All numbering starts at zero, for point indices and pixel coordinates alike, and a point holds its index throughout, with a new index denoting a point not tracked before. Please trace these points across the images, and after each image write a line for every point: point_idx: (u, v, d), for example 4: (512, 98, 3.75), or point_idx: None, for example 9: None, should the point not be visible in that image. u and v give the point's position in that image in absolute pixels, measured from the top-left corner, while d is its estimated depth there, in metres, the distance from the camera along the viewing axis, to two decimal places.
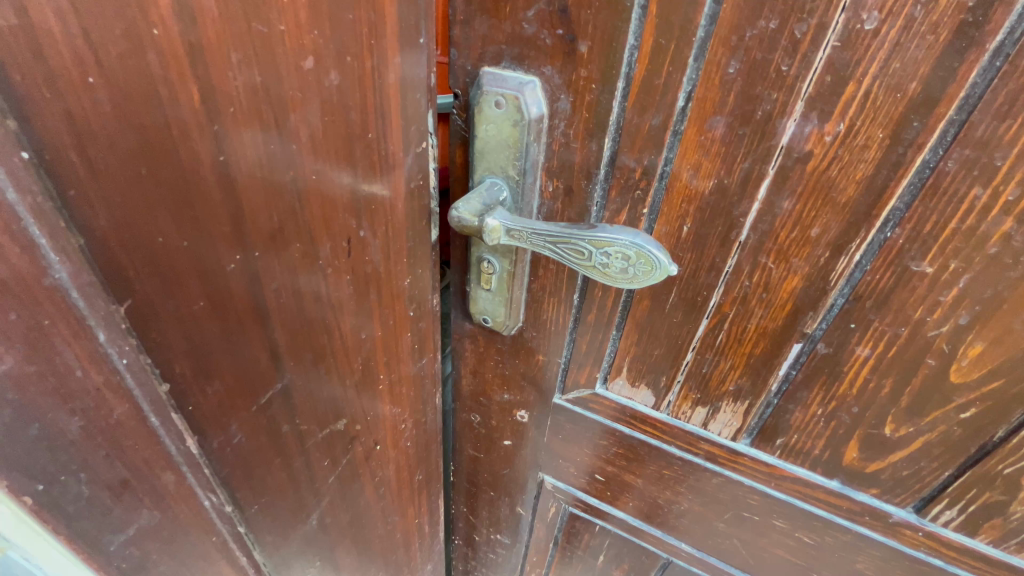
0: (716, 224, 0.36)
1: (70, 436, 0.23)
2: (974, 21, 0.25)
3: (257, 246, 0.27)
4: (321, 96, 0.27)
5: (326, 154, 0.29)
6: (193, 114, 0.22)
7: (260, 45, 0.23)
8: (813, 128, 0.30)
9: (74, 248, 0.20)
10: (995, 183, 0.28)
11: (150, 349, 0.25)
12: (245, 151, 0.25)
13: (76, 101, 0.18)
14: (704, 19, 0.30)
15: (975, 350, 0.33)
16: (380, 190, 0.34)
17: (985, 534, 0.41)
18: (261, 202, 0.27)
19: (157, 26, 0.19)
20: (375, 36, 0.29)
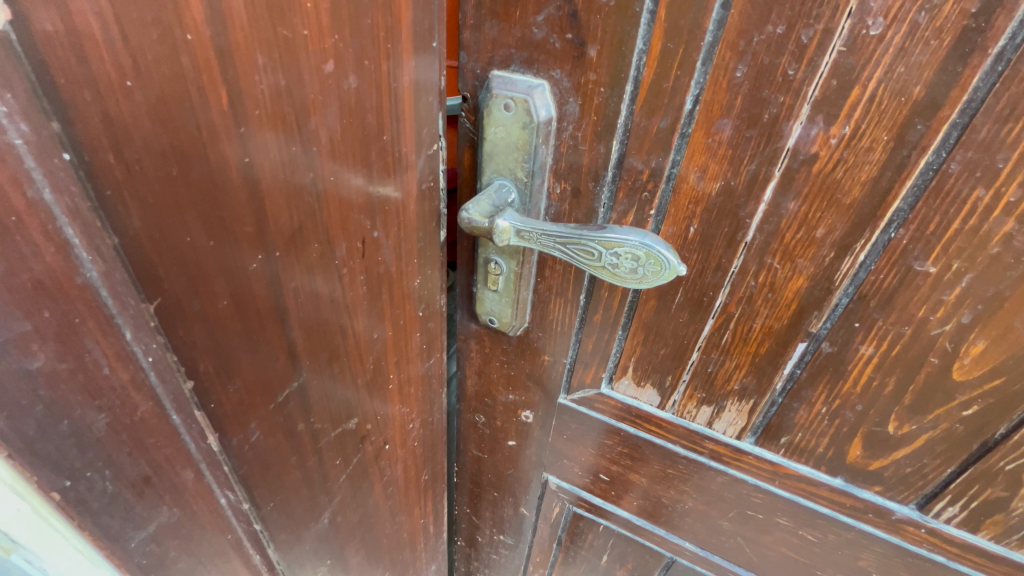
0: (723, 225, 0.37)
1: (97, 432, 0.23)
2: (977, 27, 0.26)
3: (278, 246, 0.28)
4: (340, 99, 0.28)
5: (344, 156, 0.30)
6: (221, 116, 0.22)
7: (284, 50, 0.24)
8: (819, 130, 0.31)
9: (108, 248, 0.21)
10: (997, 184, 0.29)
11: (175, 348, 0.25)
12: (268, 153, 0.25)
13: (114, 103, 0.19)
14: (712, 25, 0.30)
15: (977, 348, 0.34)
16: (393, 192, 0.35)
17: (987, 530, 0.41)
18: (282, 204, 0.27)
19: (190, 32, 0.20)
20: (392, 40, 0.29)
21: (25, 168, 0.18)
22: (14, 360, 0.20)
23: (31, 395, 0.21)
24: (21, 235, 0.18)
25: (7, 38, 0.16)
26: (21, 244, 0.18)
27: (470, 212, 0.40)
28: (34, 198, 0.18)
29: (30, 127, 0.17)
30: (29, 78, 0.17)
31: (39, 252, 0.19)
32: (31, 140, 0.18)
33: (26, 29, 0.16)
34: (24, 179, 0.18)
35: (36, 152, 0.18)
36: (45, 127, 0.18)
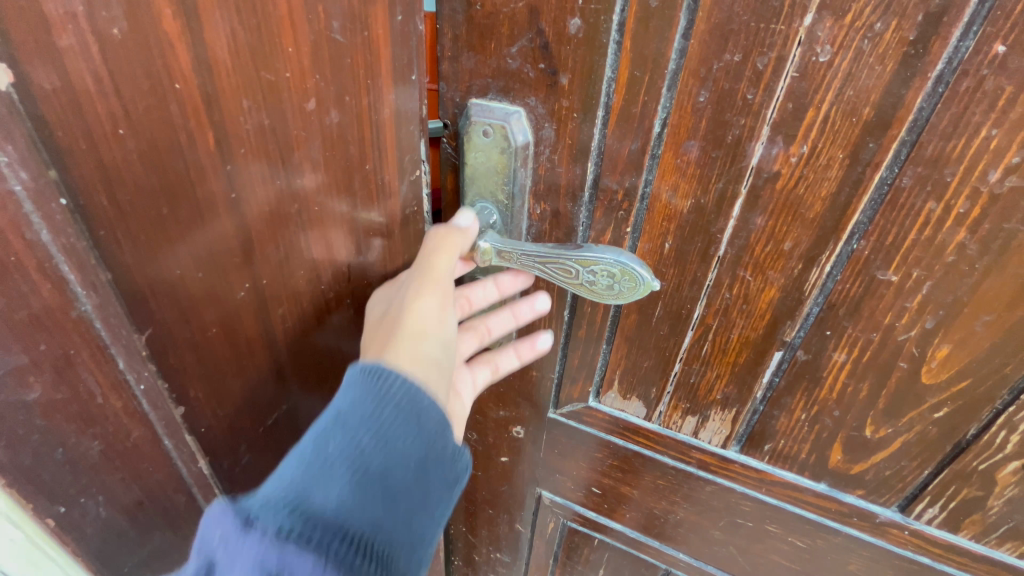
0: (696, 240, 0.38)
1: (91, 459, 0.25)
2: (916, 53, 0.27)
3: (265, 274, 0.30)
4: (322, 133, 0.29)
5: (327, 188, 0.31)
6: (208, 156, 0.24)
7: (268, 91, 0.26)
8: (780, 150, 0.33)
9: (102, 283, 0.23)
10: (947, 198, 0.30)
11: (165, 375, 0.27)
12: (254, 186, 0.27)
13: (107, 150, 0.21)
14: (675, 53, 0.32)
15: (942, 352, 0.35)
16: (376, 217, 0.36)
17: (967, 530, 0.42)
18: (269, 233, 0.29)
19: (179, 82, 0.22)
20: (371, 75, 0.31)
21: (24, 213, 0.20)
22: (14, 392, 0.21)
23: (30, 424, 0.22)
24: (21, 273, 0.20)
25: (10, 97, 0.18)
26: (21, 283, 0.20)
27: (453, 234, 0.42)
28: (32, 239, 0.20)
29: (28, 175, 0.19)
30: (29, 132, 0.19)
31: (37, 290, 0.21)
32: (31, 187, 0.20)
33: (28, 88, 0.18)
34: (23, 223, 0.20)
35: (35, 198, 0.20)
36: (43, 175, 0.20)
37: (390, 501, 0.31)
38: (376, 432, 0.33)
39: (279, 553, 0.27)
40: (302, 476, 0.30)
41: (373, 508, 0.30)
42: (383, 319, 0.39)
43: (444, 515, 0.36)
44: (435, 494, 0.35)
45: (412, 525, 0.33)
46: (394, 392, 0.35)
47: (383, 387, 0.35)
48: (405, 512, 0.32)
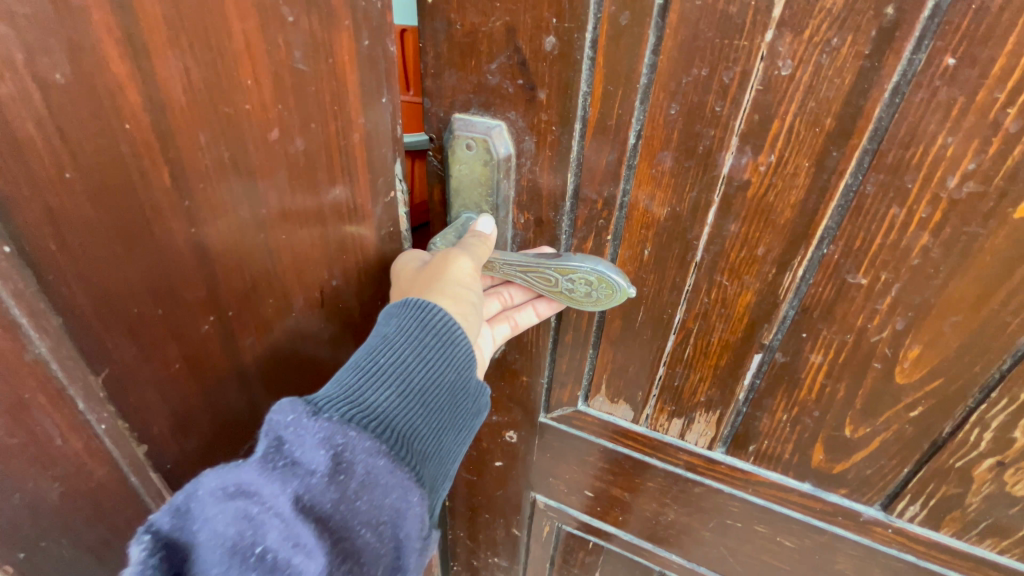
0: (673, 247, 0.39)
1: (51, 500, 0.26)
2: (872, 66, 0.29)
3: (231, 305, 0.31)
4: (287, 161, 0.31)
5: (294, 218, 0.33)
6: (165, 193, 0.26)
7: (226, 124, 0.27)
8: (749, 159, 0.34)
9: (52, 326, 0.23)
10: (909, 203, 0.31)
11: (127, 415, 0.27)
12: (215, 222, 0.28)
13: (54, 194, 0.22)
14: (646, 69, 0.34)
15: (914, 352, 0.36)
16: (347, 241, 0.39)
17: (948, 527, 0.43)
18: (234, 265, 0.31)
19: (129, 121, 0.23)
20: (338, 102, 0.33)
21: None
22: None
23: None
24: None
25: None
26: None
27: (437, 244, 0.44)
28: None
29: None
30: None
31: None
32: None
33: None
34: None
35: None
36: None
37: (424, 417, 0.35)
38: (421, 354, 0.36)
39: (344, 432, 0.30)
40: (356, 380, 0.34)
41: (413, 414, 0.35)
42: (421, 273, 0.40)
43: (465, 444, 0.40)
44: (462, 420, 0.39)
45: (442, 440, 0.37)
46: (434, 322, 0.37)
47: (426, 316, 0.37)
48: (434, 432, 0.36)
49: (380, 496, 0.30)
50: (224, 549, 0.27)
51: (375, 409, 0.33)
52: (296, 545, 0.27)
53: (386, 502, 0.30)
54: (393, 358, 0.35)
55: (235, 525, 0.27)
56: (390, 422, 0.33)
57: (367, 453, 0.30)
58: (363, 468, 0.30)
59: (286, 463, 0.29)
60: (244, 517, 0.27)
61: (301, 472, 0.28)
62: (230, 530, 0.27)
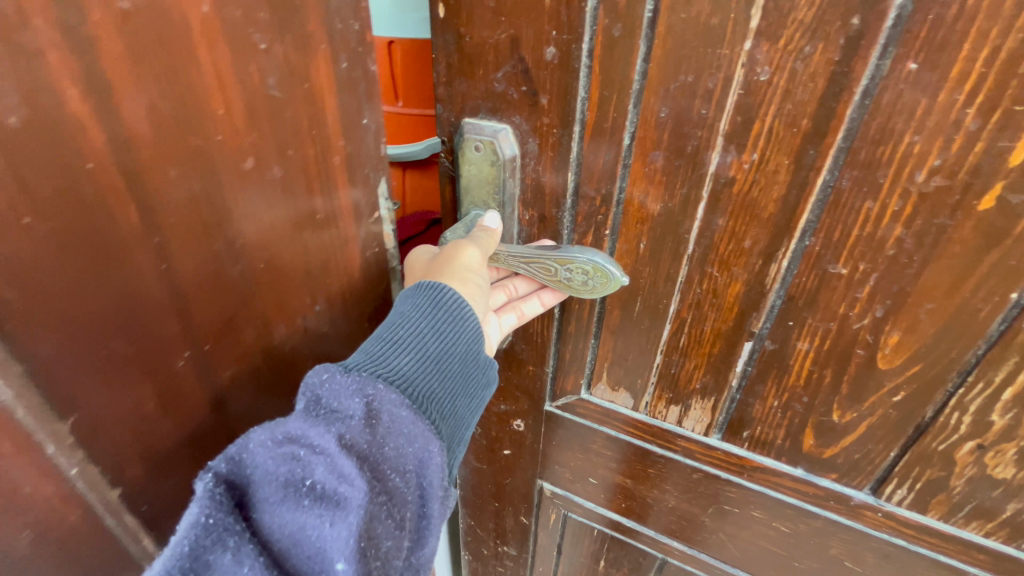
0: (667, 240, 0.42)
1: (22, 550, 0.29)
2: (842, 71, 0.31)
3: (210, 329, 0.35)
4: (264, 185, 0.35)
5: (271, 241, 0.37)
6: (132, 231, 0.28)
7: (197, 158, 0.30)
8: (733, 158, 0.37)
9: (15, 372, 0.26)
10: (882, 197, 0.34)
11: (95, 460, 0.30)
12: (186, 253, 0.32)
13: (16, 242, 0.24)
14: (638, 76, 0.37)
15: (894, 339, 0.38)
16: (324, 259, 0.43)
17: (935, 510, 0.44)
18: (210, 290, 0.34)
19: (91, 162, 0.26)
20: (315, 126, 0.37)
21: None
22: None
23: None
24: None
25: None
26: None
27: (448, 238, 0.47)
28: None
29: None
30: None
31: None
32: None
33: None
34: None
35: None
36: None
37: (441, 384, 0.39)
38: (437, 327, 0.40)
39: (374, 386, 0.35)
40: (380, 349, 0.38)
41: (431, 379, 0.39)
42: (436, 261, 0.44)
43: (477, 416, 0.43)
44: (476, 389, 0.42)
45: (459, 404, 0.41)
46: (448, 301, 0.41)
47: (440, 295, 0.41)
48: (451, 399, 0.40)
49: (405, 444, 0.34)
50: (278, 484, 0.30)
51: (398, 372, 0.37)
52: (339, 476, 0.31)
53: (410, 450, 0.35)
54: (412, 330, 0.40)
55: (286, 464, 0.31)
56: (412, 384, 0.38)
57: (393, 404, 0.35)
58: (390, 418, 0.34)
59: (327, 412, 0.33)
60: (294, 456, 0.31)
61: (340, 418, 0.33)
62: (282, 469, 0.31)
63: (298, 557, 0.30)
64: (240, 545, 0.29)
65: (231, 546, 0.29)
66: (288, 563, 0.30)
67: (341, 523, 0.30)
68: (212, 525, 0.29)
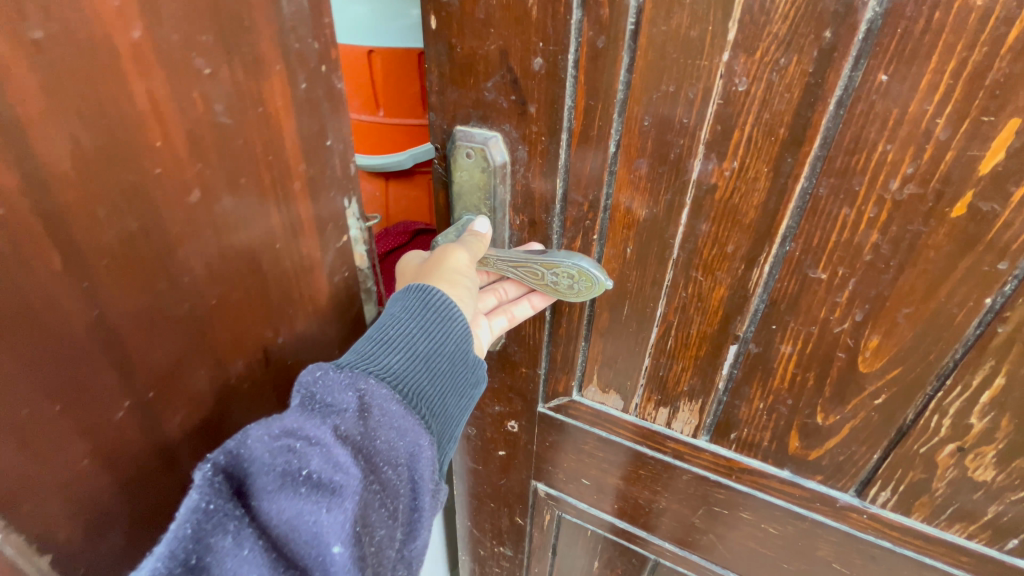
0: (652, 245, 0.43)
1: None
2: (817, 83, 0.32)
3: (153, 379, 0.32)
4: (212, 217, 0.33)
5: (223, 276, 0.35)
6: (58, 279, 0.26)
7: (131, 192, 0.28)
8: (714, 165, 0.38)
9: None
10: (858, 204, 0.35)
11: (22, 528, 0.27)
12: (121, 299, 0.29)
13: None
14: (622, 86, 0.38)
15: (874, 343, 0.39)
16: (281, 292, 0.41)
17: (918, 512, 0.45)
18: (152, 337, 0.31)
19: (4, 209, 0.23)
20: (271, 152, 0.36)
21: None
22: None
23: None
24: None
25: None
26: None
27: (439, 242, 0.49)
28: None
29: None
30: None
31: None
32: None
33: None
34: None
35: None
36: None
37: (430, 381, 0.40)
38: (427, 327, 0.42)
39: (366, 381, 0.36)
40: (372, 347, 0.40)
41: (421, 376, 0.40)
42: (425, 264, 0.46)
43: (466, 414, 0.44)
44: (465, 387, 0.44)
45: (448, 402, 0.42)
46: (436, 302, 0.42)
47: (429, 297, 0.42)
48: (441, 395, 0.41)
49: (396, 438, 0.36)
50: (275, 475, 0.31)
51: (389, 369, 0.39)
52: (335, 466, 0.32)
53: (401, 444, 0.36)
54: (402, 330, 0.41)
55: (282, 456, 0.31)
56: (402, 381, 0.39)
57: (385, 398, 0.36)
58: (381, 412, 0.36)
59: (321, 406, 0.34)
60: (290, 448, 0.32)
61: (334, 411, 0.34)
62: (278, 460, 0.31)
63: (296, 542, 0.31)
64: (240, 529, 0.30)
65: (231, 531, 0.30)
66: (286, 547, 0.31)
67: (337, 509, 0.31)
68: (212, 510, 0.30)
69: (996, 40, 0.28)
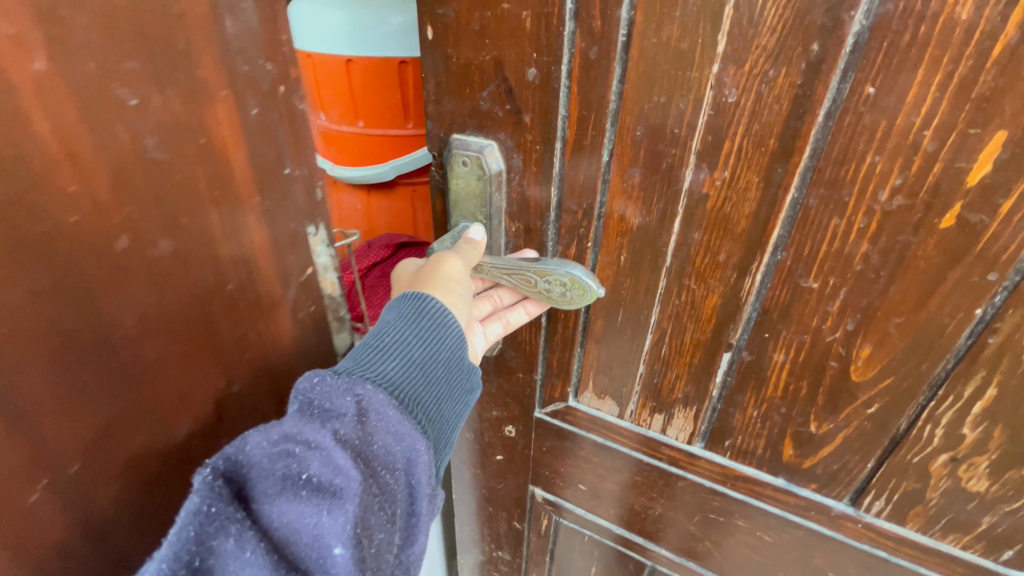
0: (646, 253, 0.44)
1: None
2: (805, 94, 0.32)
3: (75, 446, 0.30)
4: (147, 265, 0.31)
5: (162, 326, 0.33)
6: None
7: (38, 248, 0.26)
8: (706, 175, 0.38)
9: None
10: (848, 214, 0.35)
11: None
12: (27, 365, 0.27)
13: None
14: (614, 96, 0.38)
15: (866, 352, 0.39)
16: (233, 333, 0.38)
17: (913, 522, 0.45)
18: (72, 401, 0.29)
19: None
20: (217, 188, 0.34)
21: None
22: None
23: None
24: None
25: None
26: None
27: (435, 249, 0.49)
28: None
29: None
30: None
31: None
32: None
33: None
34: None
35: None
36: None
37: (426, 387, 0.41)
38: (422, 334, 0.42)
39: (364, 387, 0.37)
40: (369, 354, 0.40)
41: (417, 382, 0.40)
42: (420, 272, 0.46)
43: (461, 419, 0.45)
44: (460, 393, 0.44)
45: (444, 408, 0.42)
46: (431, 310, 0.43)
47: (424, 304, 0.43)
48: (436, 401, 0.42)
49: (393, 442, 0.36)
50: (276, 478, 0.32)
51: (386, 376, 0.39)
52: (335, 469, 0.33)
53: (397, 449, 0.36)
54: (398, 337, 0.41)
55: (282, 461, 0.32)
56: (399, 387, 0.39)
57: (383, 403, 0.37)
58: (379, 417, 0.36)
59: (320, 411, 0.35)
60: (290, 453, 0.32)
61: (333, 416, 0.35)
62: (278, 465, 0.32)
63: (297, 544, 0.31)
64: (242, 532, 0.30)
65: (233, 534, 0.30)
66: (288, 549, 0.31)
67: (338, 511, 0.32)
68: (214, 513, 0.30)
69: (982, 53, 0.28)
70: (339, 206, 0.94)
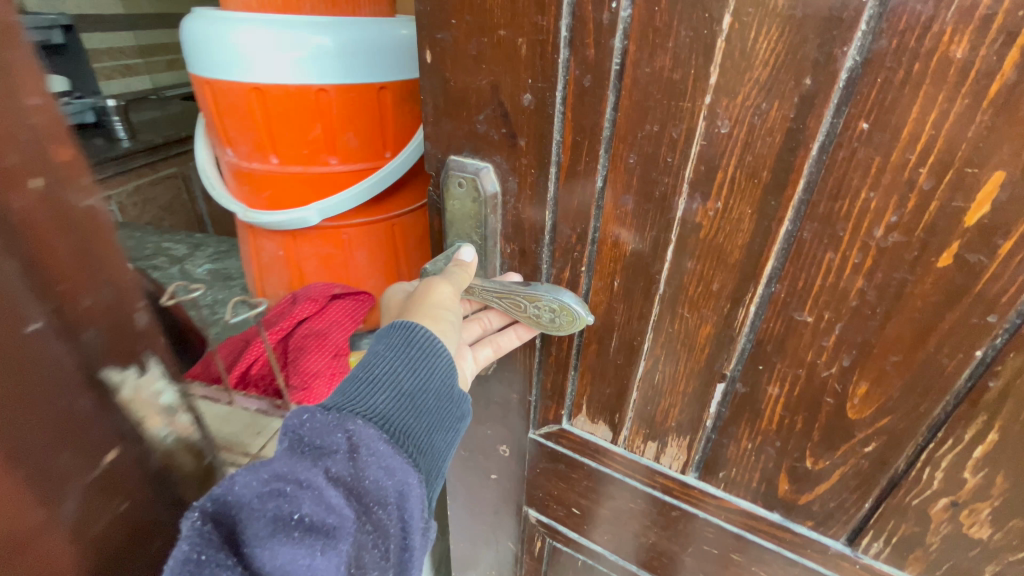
0: (638, 281, 0.43)
1: None
2: (798, 128, 0.32)
3: None
4: None
5: None
6: None
7: None
8: (699, 205, 0.38)
9: None
10: (842, 248, 0.34)
11: None
12: None
13: None
14: (607, 124, 0.38)
15: (862, 389, 0.38)
16: None
17: (913, 566, 0.43)
18: None
19: None
20: None
21: None
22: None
23: None
24: None
25: None
26: None
27: (429, 269, 0.49)
28: None
29: None
30: None
31: None
32: None
33: None
34: None
35: None
36: None
37: (416, 418, 0.41)
38: (411, 365, 0.42)
39: (353, 421, 0.37)
40: (358, 388, 0.40)
41: (407, 414, 0.40)
42: (411, 301, 0.47)
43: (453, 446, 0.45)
44: (451, 423, 0.44)
45: (435, 438, 0.42)
46: (420, 339, 0.43)
47: (413, 334, 0.43)
48: (429, 431, 0.42)
49: (384, 476, 0.36)
50: (267, 520, 0.32)
51: (375, 409, 0.39)
52: (328, 508, 0.33)
53: (389, 483, 0.36)
54: (386, 369, 0.41)
55: (272, 501, 0.32)
56: (389, 419, 0.39)
57: (373, 437, 0.37)
58: (370, 451, 0.36)
59: (310, 448, 0.35)
60: (280, 492, 0.32)
61: (325, 453, 0.35)
62: (268, 506, 0.32)
63: None
64: None
65: None
66: None
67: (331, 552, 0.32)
68: (204, 560, 0.29)
69: (978, 92, 0.27)
70: (261, 252, 0.99)
